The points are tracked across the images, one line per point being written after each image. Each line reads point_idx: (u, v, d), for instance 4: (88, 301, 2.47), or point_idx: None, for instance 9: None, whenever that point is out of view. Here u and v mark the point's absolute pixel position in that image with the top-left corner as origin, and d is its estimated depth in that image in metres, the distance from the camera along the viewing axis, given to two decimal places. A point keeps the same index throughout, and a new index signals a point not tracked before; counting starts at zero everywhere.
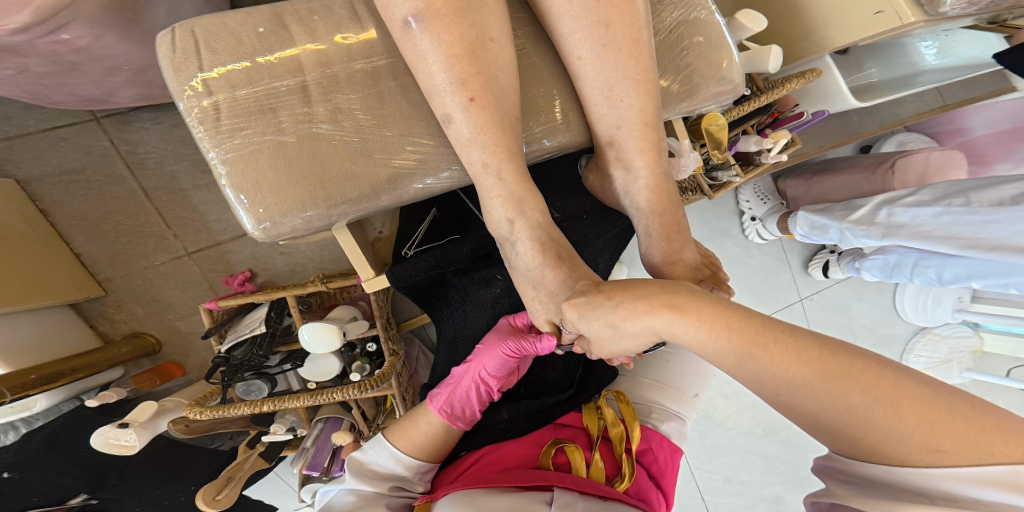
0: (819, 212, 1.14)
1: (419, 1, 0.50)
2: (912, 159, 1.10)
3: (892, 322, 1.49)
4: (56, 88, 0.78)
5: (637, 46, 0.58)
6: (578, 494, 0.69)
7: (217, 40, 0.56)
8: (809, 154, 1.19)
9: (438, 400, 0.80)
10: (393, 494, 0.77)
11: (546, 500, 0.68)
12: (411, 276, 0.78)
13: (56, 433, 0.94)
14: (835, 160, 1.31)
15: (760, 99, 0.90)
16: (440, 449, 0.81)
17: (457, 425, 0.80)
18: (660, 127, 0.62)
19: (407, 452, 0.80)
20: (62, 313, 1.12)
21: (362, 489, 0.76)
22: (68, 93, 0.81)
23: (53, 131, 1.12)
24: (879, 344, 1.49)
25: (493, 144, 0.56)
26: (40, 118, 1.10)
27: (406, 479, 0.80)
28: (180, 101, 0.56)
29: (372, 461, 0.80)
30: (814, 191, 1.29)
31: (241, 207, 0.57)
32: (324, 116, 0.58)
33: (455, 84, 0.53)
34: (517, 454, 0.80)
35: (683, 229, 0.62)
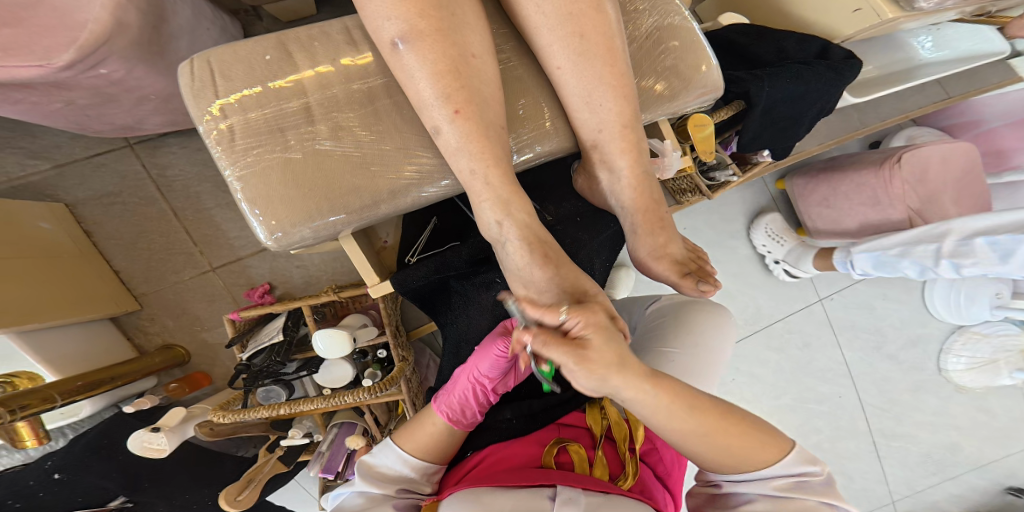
0: (878, 243, 1.13)
1: (404, 24, 0.55)
2: (917, 155, 1.10)
3: (923, 321, 1.46)
4: (96, 118, 0.86)
5: (611, 53, 0.62)
6: (580, 489, 0.69)
7: (229, 68, 0.62)
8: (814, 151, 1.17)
9: (441, 400, 0.83)
10: (401, 495, 0.80)
11: (549, 495, 0.69)
12: (413, 280, 0.84)
13: (97, 438, 1.02)
14: (840, 158, 1.29)
15: None
16: (445, 451, 0.84)
17: (459, 426, 0.83)
18: (638, 128, 0.65)
19: (414, 454, 0.82)
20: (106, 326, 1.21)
21: (371, 490, 0.79)
22: (106, 123, 0.89)
23: (93, 158, 1.21)
24: (911, 344, 1.46)
25: (479, 152, 0.60)
26: (82, 146, 1.20)
27: (414, 480, 0.82)
28: (200, 124, 0.62)
29: (381, 464, 0.83)
30: (823, 190, 1.26)
31: (255, 219, 0.62)
32: (325, 132, 0.63)
33: (441, 98, 0.57)
34: (524, 453, 0.81)
35: (668, 225, 0.66)
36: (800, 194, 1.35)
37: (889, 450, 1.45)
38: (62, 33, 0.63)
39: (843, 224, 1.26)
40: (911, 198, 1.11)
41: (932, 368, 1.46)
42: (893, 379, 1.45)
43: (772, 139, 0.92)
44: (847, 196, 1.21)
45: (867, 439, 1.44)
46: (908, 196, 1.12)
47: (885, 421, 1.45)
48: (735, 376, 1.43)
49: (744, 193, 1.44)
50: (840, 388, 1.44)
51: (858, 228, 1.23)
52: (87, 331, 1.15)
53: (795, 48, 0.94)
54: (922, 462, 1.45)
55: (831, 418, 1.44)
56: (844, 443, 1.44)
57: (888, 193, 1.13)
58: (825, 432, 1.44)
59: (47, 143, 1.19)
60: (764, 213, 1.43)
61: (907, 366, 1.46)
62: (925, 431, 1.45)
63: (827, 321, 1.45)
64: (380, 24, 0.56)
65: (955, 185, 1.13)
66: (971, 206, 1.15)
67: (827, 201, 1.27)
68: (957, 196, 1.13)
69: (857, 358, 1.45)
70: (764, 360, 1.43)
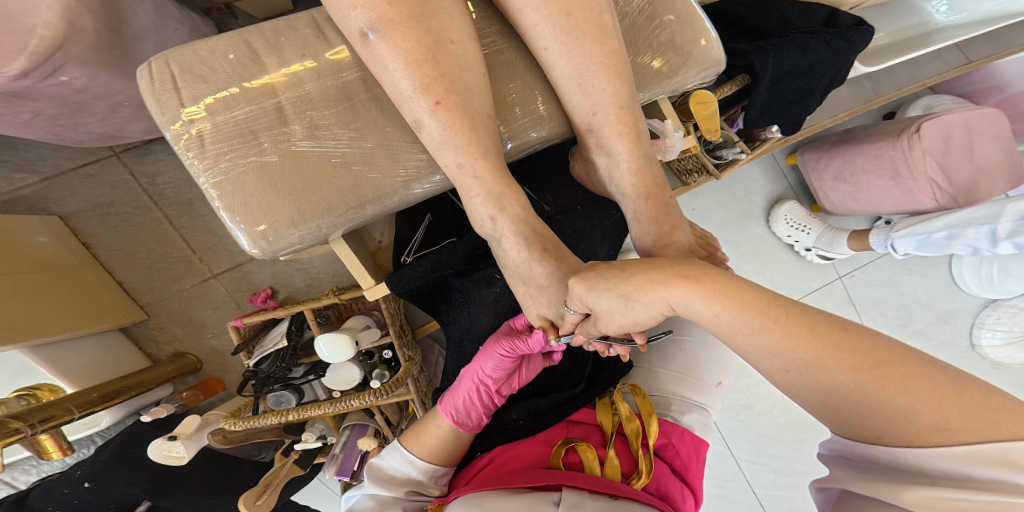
0: (926, 225, 1.10)
1: (372, 12, 0.51)
2: (937, 121, 1.04)
3: (953, 296, 1.40)
4: (73, 127, 0.83)
5: (601, 31, 0.57)
6: (587, 493, 0.66)
7: (192, 69, 0.58)
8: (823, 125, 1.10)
9: (445, 402, 0.82)
10: (410, 498, 0.77)
11: (554, 500, 0.65)
12: (409, 281, 0.79)
13: (123, 446, 1.05)
14: (855, 129, 1.21)
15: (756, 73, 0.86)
16: (453, 453, 0.82)
17: (465, 429, 0.81)
18: (635, 109, 0.61)
19: (421, 457, 0.80)
20: (114, 338, 1.20)
21: (380, 493, 0.77)
22: (84, 132, 0.86)
23: (82, 169, 1.19)
24: (941, 319, 1.40)
25: (465, 144, 0.57)
26: (69, 157, 1.18)
27: (422, 484, 0.80)
28: (167, 131, 0.58)
29: (388, 466, 0.81)
30: (837, 163, 1.19)
31: (237, 227, 0.59)
32: (301, 132, 0.60)
33: (420, 89, 0.53)
34: (530, 453, 0.78)
35: (672, 210, 0.60)
36: (812, 169, 1.26)
37: None
38: (14, 38, 0.60)
39: (859, 199, 1.18)
40: (933, 167, 1.05)
41: (965, 345, 1.40)
42: None
43: (781, 113, 0.87)
44: (863, 169, 1.13)
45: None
46: (929, 165, 1.05)
47: None
48: None
49: (754, 169, 1.37)
50: None
51: (876, 202, 1.16)
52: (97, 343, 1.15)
53: (800, 18, 0.89)
54: None
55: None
56: None
57: (908, 165, 1.06)
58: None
59: (33, 156, 1.16)
60: (783, 202, 1.35)
61: (936, 342, 1.40)
62: None
63: (849, 299, 1.40)
64: (346, 14, 0.52)
65: (980, 151, 1.07)
66: (997, 172, 1.09)
67: (842, 175, 1.19)
68: (982, 162, 1.07)
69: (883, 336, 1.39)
70: None
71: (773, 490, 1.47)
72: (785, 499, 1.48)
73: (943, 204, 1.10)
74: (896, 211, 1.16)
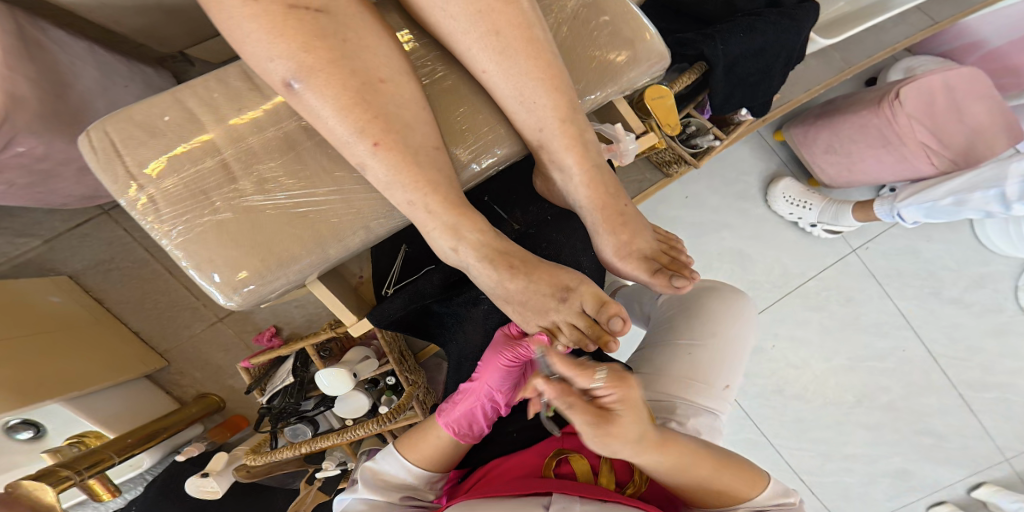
0: (931, 192, 1.12)
1: (291, 61, 0.48)
2: (918, 85, 1.08)
3: (985, 258, 1.34)
4: (51, 193, 0.86)
5: (532, 44, 0.56)
6: (577, 497, 0.62)
7: (130, 138, 0.59)
8: (799, 100, 1.19)
9: (444, 414, 0.76)
10: (405, 503, 0.76)
11: (544, 504, 0.62)
12: (391, 314, 0.80)
13: (167, 484, 1.18)
14: (836, 100, 1.24)
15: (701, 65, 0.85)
16: (448, 459, 0.78)
17: (466, 440, 0.76)
18: (579, 120, 0.60)
19: (416, 462, 0.77)
20: (141, 386, 1.25)
21: (372, 498, 0.75)
22: (65, 194, 0.89)
23: (75, 229, 1.23)
24: (975, 285, 1.34)
25: (412, 181, 0.56)
26: (63, 219, 1.22)
27: (416, 488, 0.78)
28: (121, 198, 0.58)
29: (385, 470, 0.77)
30: (823, 135, 1.22)
31: (211, 286, 0.60)
32: (250, 188, 0.60)
33: (357, 133, 0.52)
34: (523, 464, 0.73)
35: (629, 217, 0.61)
36: (800, 144, 1.29)
37: (982, 403, 1.33)
38: None
39: (856, 168, 1.22)
40: (922, 132, 1.09)
41: (1012, 309, 1.33)
42: (964, 326, 1.34)
43: (745, 97, 0.89)
44: (852, 139, 1.17)
45: (952, 393, 1.33)
46: (917, 130, 1.09)
47: (970, 372, 1.33)
48: (775, 343, 1.34)
49: (743, 151, 1.36)
50: (901, 342, 1.34)
51: (872, 170, 1.20)
52: (129, 391, 1.21)
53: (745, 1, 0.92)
54: None
55: (895, 375, 1.34)
56: (924, 400, 1.33)
57: (895, 131, 1.10)
58: (895, 390, 1.34)
59: (29, 221, 1.20)
60: (778, 180, 1.34)
61: (978, 310, 1.34)
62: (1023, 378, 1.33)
63: (868, 272, 1.35)
64: (266, 65, 0.49)
65: (967, 113, 1.10)
66: (989, 131, 1.12)
67: (832, 147, 1.22)
68: (972, 124, 1.11)
69: (914, 308, 1.34)
70: (803, 322, 1.34)
71: (823, 477, 1.36)
72: (838, 485, 1.36)
73: (943, 169, 1.13)
74: (896, 179, 1.20)
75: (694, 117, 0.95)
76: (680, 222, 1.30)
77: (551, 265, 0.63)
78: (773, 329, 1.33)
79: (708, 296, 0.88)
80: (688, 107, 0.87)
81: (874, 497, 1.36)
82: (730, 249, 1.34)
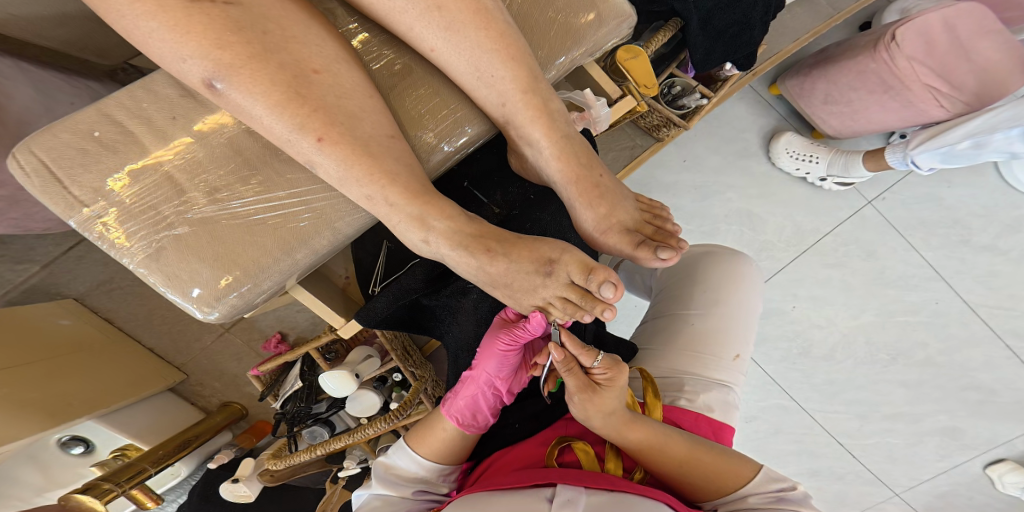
0: (942, 138, 1.04)
1: (206, 60, 0.45)
2: (914, 25, 0.99)
3: (1015, 201, 1.23)
4: (28, 218, 0.83)
5: (481, 12, 0.50)
6: (582, 486, 0.56)
7: (63, 157, 0.55)
8: (790, 49, 1.13)
9: (447, 404, 0.71)
10: (419, 498, 0.69)
11: (546, 496, 0.55)
12: (377, 314, 0.77)
13: (206, 488, 1.21)
14: (830, 47, 1.17)
15: (677, 21, 0.82)
16: (460, 453, 0.72)
17: (472, 431, 0.71)
18: (543, 89, 0.54)
19: (427, 456, 0.70)
20: (165, 400, 1.27)
21: (387, 494, 0.69)
22: (44, 219, 0.86)
23: (70, 252, 1.23)
24: (1010, 229, 1.23)
25: (365, 174, 0.51)
26: (55, 243, 1.22)
27: (429, 481, 0.71)
28: (71, 220, 0.55)
29: (396, 464, 0.71)
30: (818, 86, 1.15)
31: (186, 302, 0.57)
32: (201, 199, 0.57)
33: (296, 129, 0.48)
34: (526, 455, 0.67)
35: (606, 190, 0.57)
36: (798, 96, 1.21)
37: None
38: None
39: (858, 118, 1.15)
40: (927, 74, 1.01)
41: None
42: (1004, 273, 1.24)
43: (727, 50, 0.87)
44: (851, 87, 1.10)
45: (998, 344, 1.25)
46: (920, 72, 1.01)
47: (1015, 320, 1.24)
48: (797, 303, 1.27)
49: (738, 107, 1.28)
50: (934, 293, 1.25)
51: (877, 117, 1.12)
52: (154, 405, 1.23)
53: None
54: None
55: (932, 328, 1.25)
56: (967, 353, 1.25)
57: (893, 76, 1.03)
58: (934, 345, 1.25)
59: (23, 247, 1.21)
60: (779, 135, 1.24)
61: (1018, 254, 1.23)
62: None
63: (887, 224, 1.26)
64: (182, 68, 0.46)
65: (978, 50, 1.01)
66: (1006, 67, 1.02)
67: (831, 97, 1.15)
68: (985, 61, 1.01)
69: (946, 258, 1.24)
70: (824, 280, 1.26)
71: (862, 439, 1.30)
72: (880, 447, 1.30)
73: (955, 111, 1.05)
74: (902, 124, 1.11)
75: (678, 77, 0.93)
76: (682, 186, 1.24)
77: (530, 239, 0.58)
78: (793, 289, 1.26)
79: (712, 262, 0.82)
80: (671, 66, 0.88)
81: (918, 457, 1.30)
82: (739, 210, 1.26)
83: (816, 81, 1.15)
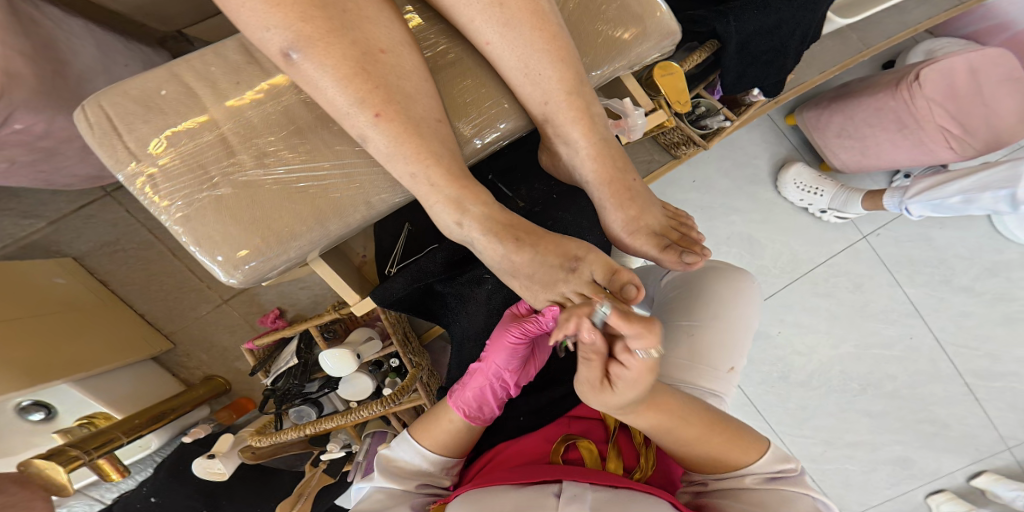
0: (940, 191, 1.13)
1: (288, 31, 0.47)
2: (937, 67, 1.06)
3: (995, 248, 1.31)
4: (56, 172, 0.85)
5: (538, 13, 0.54)
6: (588, 483, 0.58)
7: (129, 114, 0.57)
8: (815, 81, 1.20)
9: (454, 396, 0.73)
10: (421, 491, 0.70)
11: (555, 492, 0.58)
12: (393, 294, 0.79)
13: (178, 461, 1.17)
14: (853, 82, 1.23)
15: (710, 45, 0.86)
16: (463, 443, 0.74)
17: (477, 422, 0.73)
18: (588, 93, 0.58)
19: (432, 449, 0.72)
20: (147, 368, 1.25)
21: (389, 487, 0.69)
22: (70, 174, 0.88)
23: (80, 210, 1.22)
24: (987, 273, 1.31)
25: (413, 153, 0.54)
26: (68, 200, 1.21)
27: (432, 474, 0.72)
28: (121, 174, 0.57)
29: (397, 458, 0.73)
30: (838, 119, 1.22)
31: (212, 262, 0.58)
32: (249, 162, 0.59)
33: (357, 104, 0.50)
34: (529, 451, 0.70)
35: (638, 193, 0.60)
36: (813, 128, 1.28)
37: (989, 393, 1.32)
38: None
39: (869, 153, 1.21)
40: (943, 115, 1.07)
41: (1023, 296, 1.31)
42: (974, 314, 1.31)
43: (759, 76, 0.93)
44: (868, 123, 1.16)
45: (958, 381, 1.32)
46: (936, 113, 1.07)
47: (976, 361, 1.31)
48: (782, 329, 1.32)
49: (747, 135, 1.34)
50: (910, 329, 1.32)
51: (888, 155, 1.18)
52: (137, 373, 1.22)
53: None
54: None
55: (903, 363, 1.32)
56: (927, 388, 1.31)
57: (912, 115, 1.08)
58: (901, 378, 1.32)
59: (33, 202, 1.19)
60: (789, 166, 1.31)
61: (989, 298, 1.31)
62: None
63: (877, 258, 1.33)
64: (263, 36, 0.48)
65: (994, 95, 1.07)
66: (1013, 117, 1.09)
67: (846, 131, 1.22)
68: (999, 106, 1.08)
69: (925, 296, 1.32)
70: (811, 308, 1.32)
71: (823, 464, 1.35)
72: (839, 472, 1.36)
73: (964, 153, 1.11)
74: (912, 163, 1.18)
75: (704, 97, 0.96)
76: (691, 205, 1.29)
77: (555, 236, 0.61)
78: (782, 314, 1.32)
79: (716, 277, 0.86)
80: (699, 86, 0.91)
81: (874, 485, 1.35)
82: (740, 234, 1.31)
83: (828, 115, 1.23)
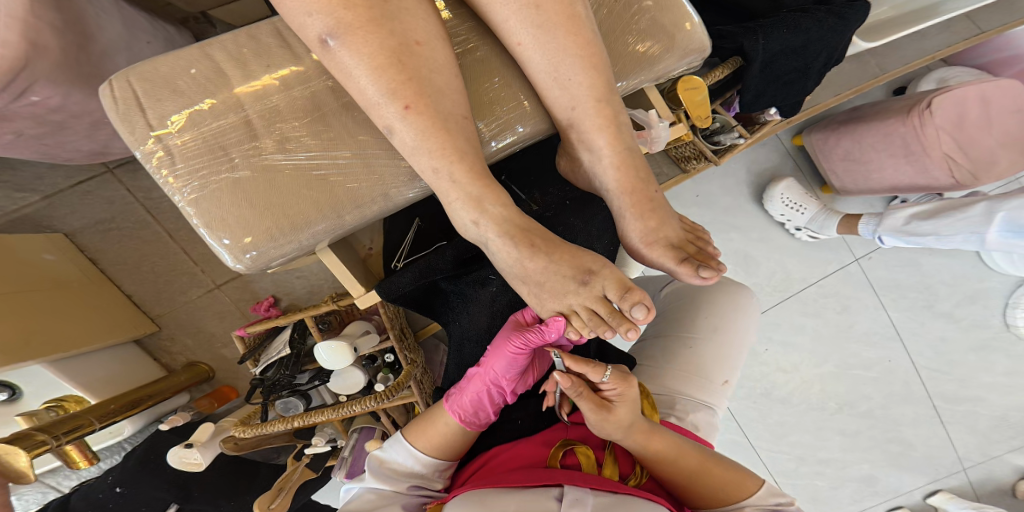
0: (916, 231, 1.15)
1: (329, 17, 0.48)
2: (946, 98, 1.09)
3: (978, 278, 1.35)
4: (58, 147, 0.84)
5: (572, 20, 0.55)
6: (589, 487, 0.59)
7: (156, 90, 0.57)
8: (828, 103, 1.24)
9: (451, 400, 0.72)
10: (414, 493, 0.70)
11: (555, 496, 0.58)
12: (399, 288, 0.78)
13: (146, 452, 1.09)
14: (863, 107, 1.27)
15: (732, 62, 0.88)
16: (458, 447, 0.73)
17: (472, 428, 0.72)
18: (615, 102, 0.59)
19: (424, 450, 0.71)
20: (131, 350, 1.22)
21: (382, 487, 0.69)
22: (73, 151, 0.87)
23: (78, 186, 1.19)
24: (969, 299, 1.34)
25: (439, 148, 0.54)
26: (65, 175, 1.18)
27: (425, 477, 0.71)
28: (138, 150, 0.57)
29: (391, 459, 0.72)
30: (845, 142, 1.25)
31: (220, 246, 0.57)
32: (271, 146, 0.58)
33: (387, 95, 0.51)
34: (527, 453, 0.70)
35: (658, 204, 0.61)
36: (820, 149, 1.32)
37: (953, 415, 1.36)
38: None
39: (872, 177, 1.25)
40: (948, 144, 1.10)
41: (998, 325, 1.34)
42: (951, 339, 1.35)
43: (778, 94, 0.96)
44: (875, 148, 1.20)
45: (926, 404, 1.36)
46: (942, 142, 1.10)
47: (946, 385, 1.35)
48: (768, 346, 1.35)
49: (749, 154, 1.37)
50: (889, 352, 1.35)
51: (889, 179, 1.22)
52: (121, 355, 1.19)
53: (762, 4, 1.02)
54: (997, 426, 1.35)
55: (879, 384, 1.36)
56: (901, 409, 1.35)
57: (919, 142, 1.12)
58: (876, 399, 1.36)
59: (29, 175, 1.16)
60: (779, 180, 1.32)
61: (966, 324, 1.35)
62: (996, 393, 1.35)
63: (865, 282, 1.36)
64: (303, 21, 0.49)
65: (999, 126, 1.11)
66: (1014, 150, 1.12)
67: (851, 154, 1.25)
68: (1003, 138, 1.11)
69: (906, 320, 1.36)
70: (799, 327, 1.35)
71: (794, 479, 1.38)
72: (808, 487, 1.39)
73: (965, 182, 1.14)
74: (913, 189, 1.21)
75: (720, 113, 0.98)
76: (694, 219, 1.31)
77: (573, 247, 0.61)
78: (768, 332, 1.34)
79: (716, 292, 0.87)
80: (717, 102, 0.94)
81: (840, 500, 1.40)
82: (737, 250, 1.34)
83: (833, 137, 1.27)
